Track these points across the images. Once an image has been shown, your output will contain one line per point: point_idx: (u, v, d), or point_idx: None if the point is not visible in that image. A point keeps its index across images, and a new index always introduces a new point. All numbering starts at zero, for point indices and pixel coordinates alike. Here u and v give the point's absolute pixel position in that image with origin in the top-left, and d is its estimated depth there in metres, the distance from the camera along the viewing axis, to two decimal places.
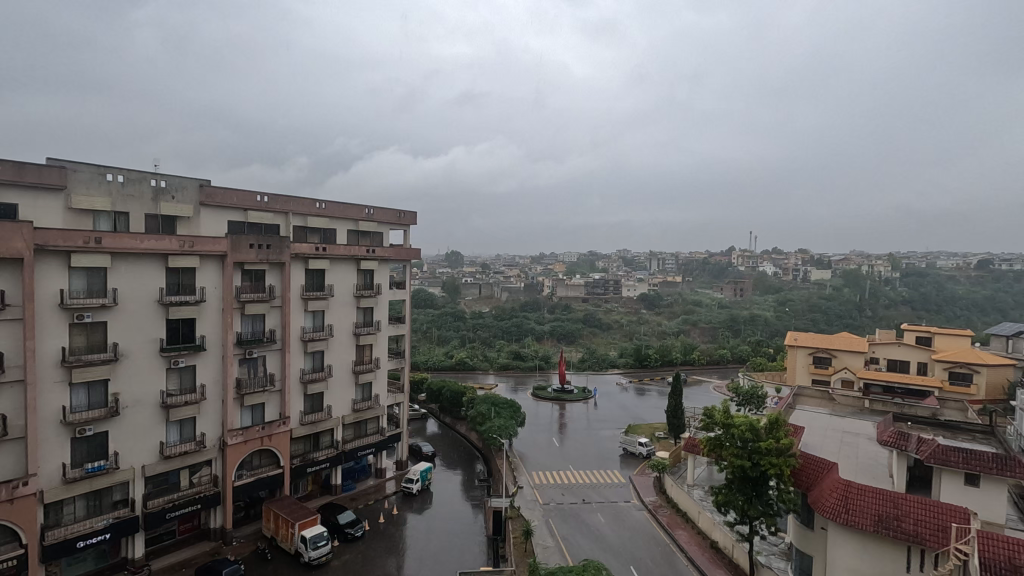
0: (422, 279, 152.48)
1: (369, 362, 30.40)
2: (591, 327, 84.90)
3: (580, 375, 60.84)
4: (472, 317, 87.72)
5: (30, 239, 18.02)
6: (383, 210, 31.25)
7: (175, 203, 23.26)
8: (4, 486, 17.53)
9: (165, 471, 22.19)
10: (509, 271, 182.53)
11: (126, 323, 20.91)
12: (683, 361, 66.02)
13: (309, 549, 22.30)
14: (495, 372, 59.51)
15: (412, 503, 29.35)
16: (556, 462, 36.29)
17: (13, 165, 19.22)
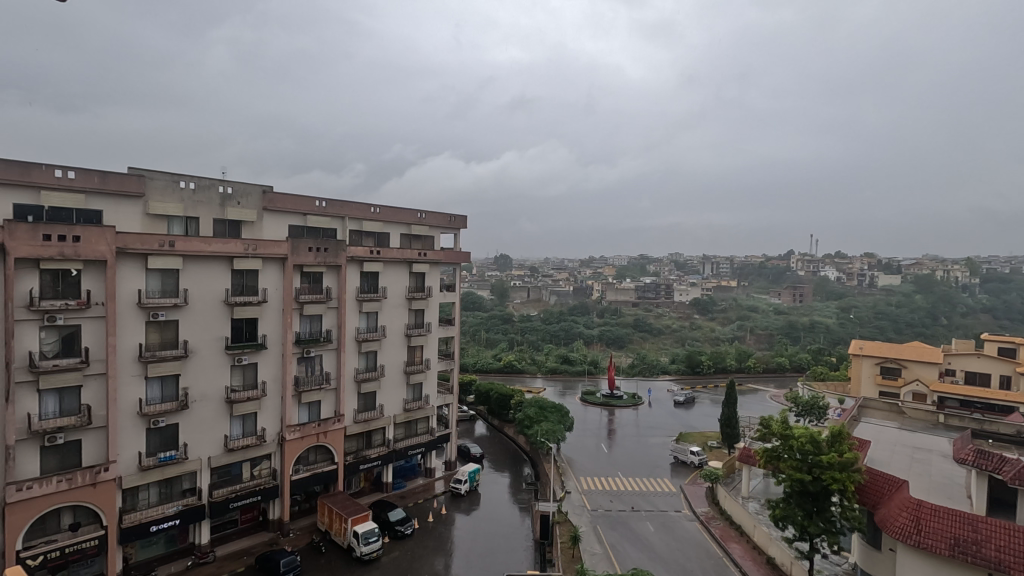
0: (469, 282, 154.41)
1: (420, 363, 31.34)
2: (641, 332, 83.84)
3: (630, 381, 60.18)
4: (521, 319, 88.30)
5: (111, 242, 19.59)
6: (434, 213, 32.22)
7: (240, 208, 24.76)
8: (88, 471, 19.24)
9: (229, 463, 23.59)
10: (558, 274, 182.70)
11: (195, 322, 22.41)
12: (737, 368, 64.07)
13: (360, 545, 23.12)
14: (543, 375, 59.66)
15: (460, 503, 29.88)
16: (605, 468, 36.03)
17: (97, 173, 20.83)
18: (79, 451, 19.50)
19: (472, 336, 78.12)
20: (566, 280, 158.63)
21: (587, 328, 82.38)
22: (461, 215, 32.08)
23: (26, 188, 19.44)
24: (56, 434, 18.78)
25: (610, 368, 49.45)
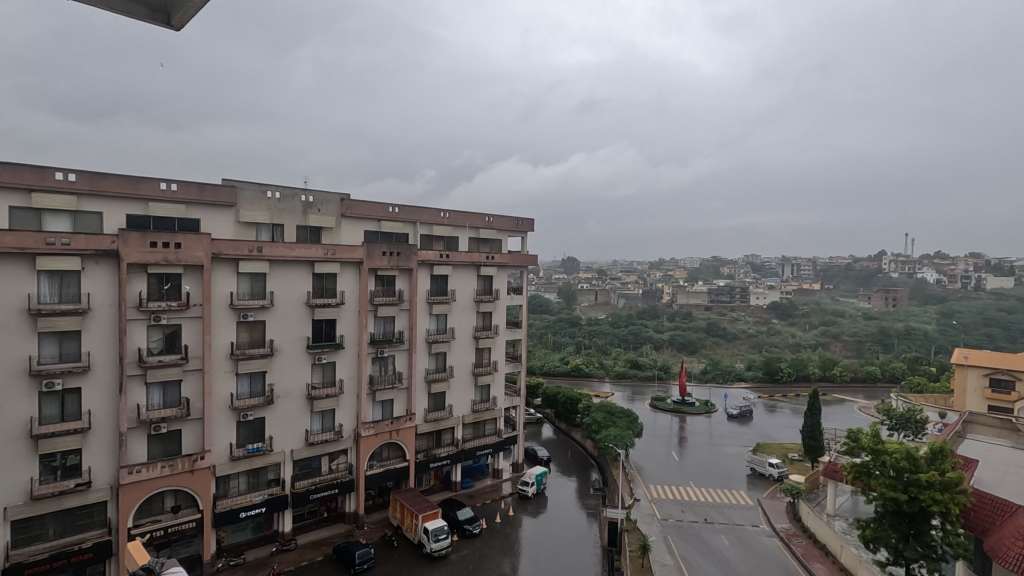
0: (537, 285, 154.62)
1: (488, 364, 31.52)
2: (715, 337, 80.35)
3: (703, 387, 57.73)
4: (588, 322, 87.01)
5: (207, 249, 21.03)
6: (502, 217, 32.33)
7: (321, 215, 25.82)
8: (187, 458, 20.74)
9: (309, 456, 24.68)
10: (626, 277, 179.04)
11: (280, 322, 23.61)
12: (821, 377, 59.87)
13: (431, 542, 23.43)
14: (611, 380, 58.35)
15: (527, 506, 29.61)
16: (677, 476, 34.61)
17: (196, 185, 22.35)
18: (180, 439, 21.10)
19: (539, 338, 77.81)
20: (635, 283, 155.26)
21: (657, 332, 79.86)
22: (529, 219, 31.99)
23: (136, 200, 21.06)
24: (160, 423, 20.45)
25: (682, 373, 47.62)
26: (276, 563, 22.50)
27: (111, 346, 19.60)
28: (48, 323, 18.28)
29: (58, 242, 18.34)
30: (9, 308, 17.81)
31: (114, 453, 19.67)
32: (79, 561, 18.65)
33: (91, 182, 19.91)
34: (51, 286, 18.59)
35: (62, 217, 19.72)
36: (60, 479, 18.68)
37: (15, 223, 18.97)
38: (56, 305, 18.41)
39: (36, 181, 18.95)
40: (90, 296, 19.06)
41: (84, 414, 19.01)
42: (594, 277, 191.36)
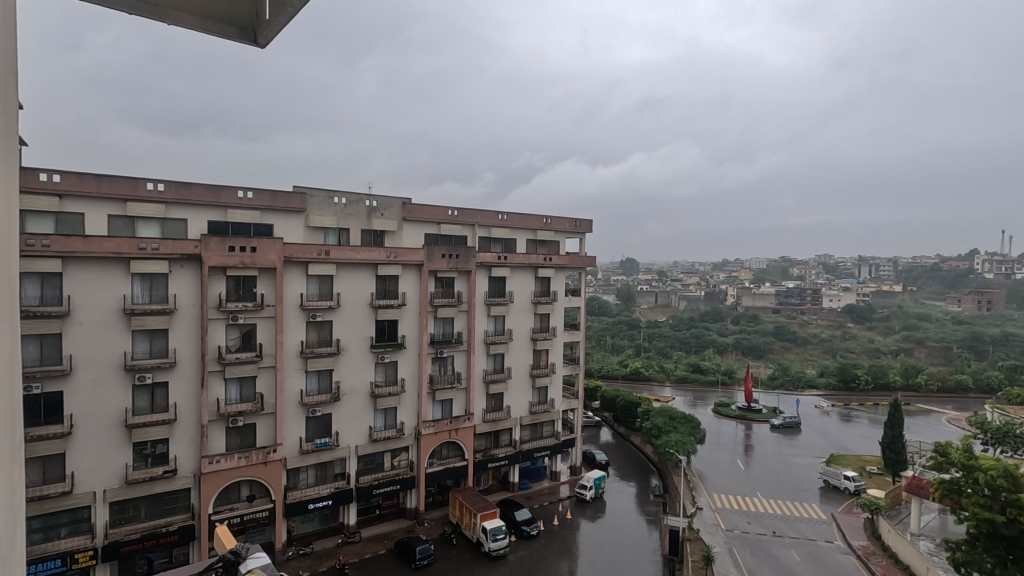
0: (594, 286, 152.92)
1: (546, 366, 31.41)
2: (784, 341, 76.43)
3: (771, 394, 55.03)
4: (647, 324, 84.78)
5: (280, 252, 22.14)
6: (560, 218, 32.15)
7: (384, 219, 26.49)
8: (261, 451, 21.83)
9: (373, 452, 25.41)
10: (688, 278, 173.57)
11: (346, 322, 24.48)
12: (903, 385, 55.63)
13: (489, 541, 23.51)
14: (672, 384, 56.46)
15: (585, 509, 29.16)
16: (742, 485, 33.08)
17: (270, 193, 23.43)
18: (255, 432, 22.26)
19: (598, 341, 76.54)
20: (697, 285, 150.26)
21: (720, 335, 76.71)
22: (587, 220, 31.64)
23: (216, 208, 22.28)
24: (237, 416, 21.65)
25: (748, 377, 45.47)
26: (341, 554, 23.24)
27: (194, 343, 20.95)
28: (140, 322, 19.74)
29: (149, 247, 19.77)
30: (106, 308, 19.35)
31: (196, 443, 21.00)
32: (167, 543, 20.03)
33: (177, 192, 21.24)
34: (143, 287, 20.04)
35: (152, 224, 21.14)
36: (151, 466, 20.19)
37: (112, 230, 20.50)
38: (146, 305, 19.83)
39: (130, 192, 20.47)
40: (176, 296, 20.44)
41: (171, 406, 20.42)
42: (653, 278, 186.52)
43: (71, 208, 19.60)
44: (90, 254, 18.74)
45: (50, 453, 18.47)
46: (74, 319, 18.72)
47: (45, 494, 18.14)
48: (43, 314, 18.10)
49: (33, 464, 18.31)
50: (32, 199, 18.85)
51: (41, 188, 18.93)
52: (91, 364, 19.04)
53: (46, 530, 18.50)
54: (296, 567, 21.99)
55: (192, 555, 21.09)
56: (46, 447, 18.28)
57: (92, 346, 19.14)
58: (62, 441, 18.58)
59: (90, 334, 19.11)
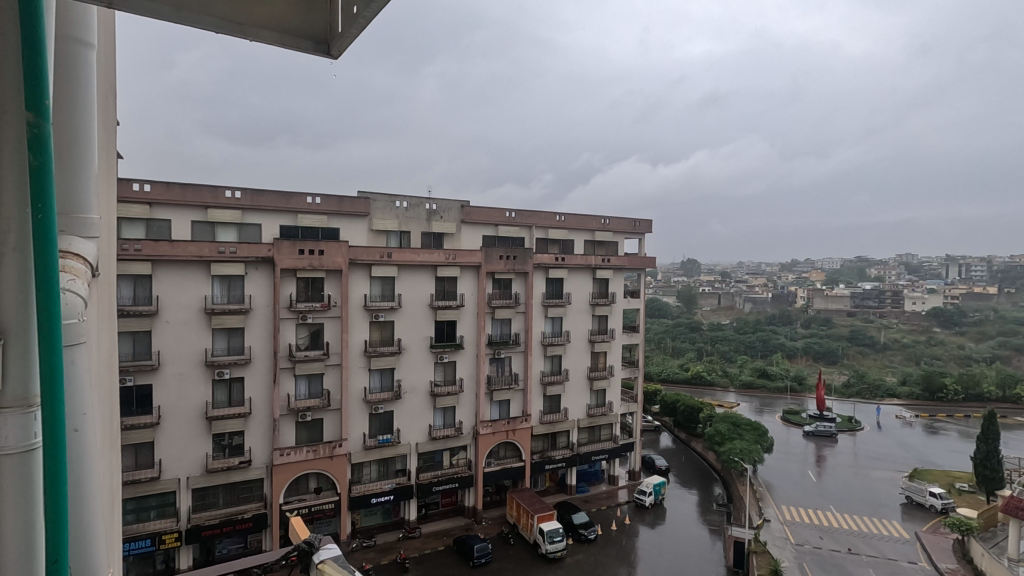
0: (653, 287, 149.19)
1: (604, 369, 30.78)
2: (861, 346, 71.44)
3: (846, 402, 51.58)
4: (710, 326, 81.33)
5: (345, 255, 22.74)
6: (619, 219, 31.43)
7: (443, 222, 26.73)
8: (328, 445, 22.48)
9: (432, 450, 25.67)
10: (753, 278, 165.92)
11: (407, 322, 24.90)
12: (999, 397, 50.71)
13: (546, 542, 23.13)
14: (737, 390, 53.85)
15: (645, 516, 28.27)
16: (812, 497, 31.02)
17: (337, 197, 24.13)
18: (322, 427, 22.98)
19: (658, 344, 74.15)
20: (763, 287, 143.53)
21: (789, 339, 72.60)
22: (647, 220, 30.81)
23: (287, 212, 23.17)
24: (306, 412, 22.41)
25: (820, 383, 42.71)
26: (402, 548, 23.60)
27: (267, 341, 21.88)
28: (218, 321, 20.80)
29: (227, 250, 20.77)
30: (189, 307, 20.53)
31: (269, 436, 21.92)
32: (242, 529, 20.95)
33: (252, 198, 22.28)
34: (221, 288, 21.09)
35: (230, 229, 22.21)
36: (227, 456, 21.22)
37: (194, 234, 21.73)
38: (224, 305, 20.87)
39: (210, 199, 21.61)
40: (251, 297, 21.42)
41: (246, 400, 21.44)
42: (716, 279, 179.56)
43: (159, 215, 20.95)
44: (175, 257, 19.95)
45: (141, 442, 19.81)
46: (161, 317, 19.98)
47: (136, 479, 19.42)
48: (135, 313, 19.40)
49: (126, 450, 19.69)
50: (125, 207, 20.28)
51: (134, 197, 20.35)
52: (176, 359, 20.28)
53: (137, 512, 19.82)
54: (360, 558, 22.53)
55: (265, 542, 22.00)
56: (138, 435, 19.64)
57: (177, 342, 20.38)
58: (151, 431, 19.88)
59: (175, 332, 20.35)
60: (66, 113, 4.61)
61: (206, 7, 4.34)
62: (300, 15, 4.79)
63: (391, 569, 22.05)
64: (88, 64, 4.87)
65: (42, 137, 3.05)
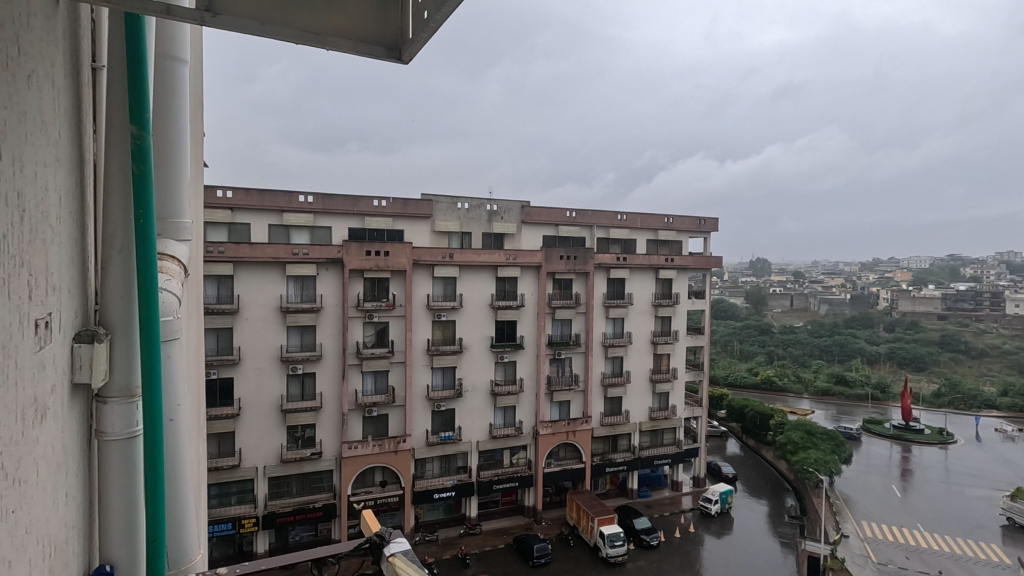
0: (720, 287, 143.95)
1: (667, 371, 30.05)
2: (954, 353, 65.77)
3: (935, 412, 47.66)
4: (781, 329, 77.46)
5: (409, 256, 23.42)
6: (683, 217, 30.58)
7: (504, 222, 26.98)
8: (393, 440, 23.24)
9: (493, 448, 25.98)
10: (830, 278, 156.61)
11: (468, 322, 25.35)
12: None
13: (606, 546, 22.79)
14: (811, 396, 50.94)
15: (710, 524, 27.32)
16: (897, 514, 28.89)
17: (402, 200, 24.90)
18: (387, 423, 23.81)
19: (724, 346, 71.26)
20: (841, 287, 135.12)
21: (871, 343, 67.86)
22: (712, 218, 29.83)
23: (355, 216, 24.16)
24: (372, 407, 23.29)
25: (905, 391, 39.69)
26: (463, 544, 24.01)
27: (337, 338, 22.93)
28: (293, 319, 21.99)
29: (300, 252, 21.93)
30: (266, 305, 21.82)
31: (338, 430, 22.95)
32: (314, 518, 22.06)
33: (324, 202, 23.43)
34: (295, 288, 22.24)
35: (303, 231, 23.44)
36: (300, 448, 22.42)
37: (271, 237, 23.06)
38: (298, 304, 22.01)
39: (286, 204, 22.92)
40: (322, 296, 22.50)
41: (318, 395, 22.55)
42: (787, 279, 170.93)
43: (240, 219, 22.40)
44: (254, 258, 21.27)
45: (225, 431, 21.31)
46: (242, 315, 21.38)
47: (220, 466, 20.91)
48: (219, 311, 20.85)
49: (211, 439, 21.25)
50: (211, 212, 21.83)
51: (218, 203, 21.85)
52: (255, 355, 21.65)
53: (221, 496, 21.35)
54: (423, 551, 23.09)
55: (334, 532, 22.99)
56: (221, 425, 21.13)
57: (255, 339, 21.74)
58: (233, 421, 21.34)
59: (254, 329, 21.71)
60: (164, 124, 5.12)
61: (286, 19, 3.74)
62: (372, 22, 4.11)
63: (452, 563, 22.51)
64: (181, 79, 5.36)
65: (144, 147, 3.64)
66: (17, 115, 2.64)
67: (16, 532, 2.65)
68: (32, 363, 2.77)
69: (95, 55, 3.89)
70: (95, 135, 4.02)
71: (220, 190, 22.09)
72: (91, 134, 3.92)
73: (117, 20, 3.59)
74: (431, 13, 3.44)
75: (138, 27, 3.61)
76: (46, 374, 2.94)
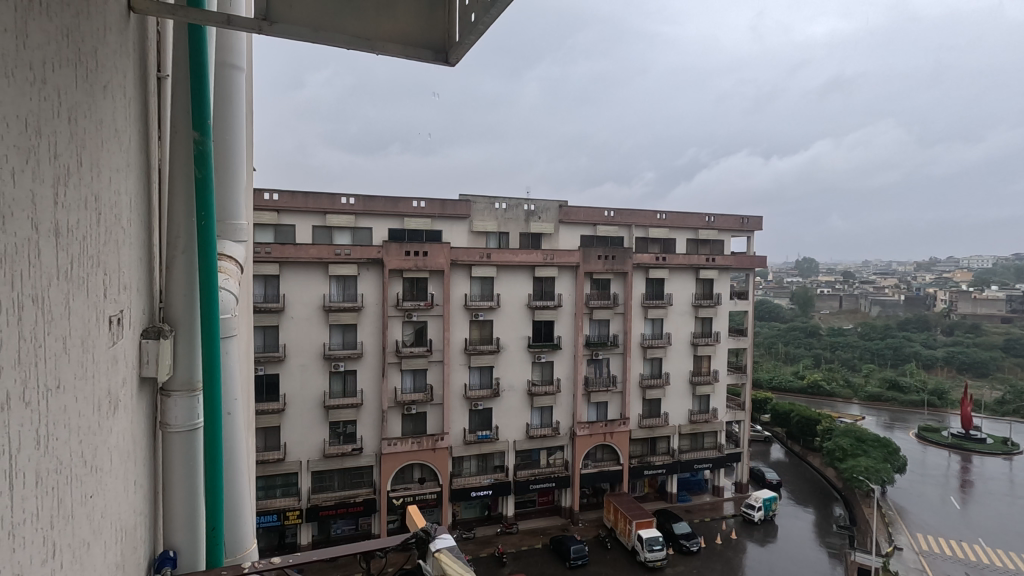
0: (764, 287, 139.95)
1: (708, 373, 29.43)
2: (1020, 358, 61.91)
3: (999, 421, 44.98)
4: (829, 331, 74.64)
5: (447, 256, 23.72)
6: (725, 216, 29.86)
7: (541, 222, 26.97)
8: (431, 437, 23.59)
9: (530, 448, 26.03)
10: (882, 279, 149.99)
11: (506, 322, 25.49)
12: None
13: (645, 550, 22.47)
14: (862, 402, 48.82)
15: (753, 531, 26.59)
16: (956, 527, 27.41)
17: (440, 201, 25.22)
18: (426, 420, 24.19)
19: (769, 348, 69.01)
20: (895, 288, 129.17)
21: (927, 347, 64.58)
22: (755, 217, 29.06)
23: (395, 217, 24.62)
24: (411, 405, 23.70)
25: (964, 397, 37.57)
26: (500, 543, 24.16)
27: (377, 337, 23.45)
28: (335, 317, 22.60)
29: (342, 253, 22.51)
30: (311, 304, 22.52)
31: (378, 426, 23.46)
32: (355, 512, 22.61)
33: (365, 204, 23.97)
34: (338, 287, 22.84)
35: (345, 232, 24.05)
36: (342, 443, 23.01)
37: (315, 238, 23.77)
38: (340, 303, 22.61)
39: (329, 206, 23.58)
40: (364, 296, 23.03)
41: (359, 391, 23.11)
42: (837, 279, 164.31)
43: (286, 221, 23.15)
44: (299, 259, 21.99)
45: (271, 426, 22.06)
46: (287, 314, 22.13)
47: (266, 459, 21.68)
48: (267, 309, 21.64)
49: (258, 433, 22.04)
50: (259, 214, 22.65)
51: (265, 205, 22.66)
52: (300, 352, 22.39)
53: (267, 489, 22.11)
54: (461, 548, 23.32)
55: (374, 526, 23.48)
56: (267, 420, 21.89)
57: (300, 337, 22.48)
58: (278, 416, 22.09)
59: (299, 327, 22.41)
60: (222, 128, 5.37)
61: (340, 25, 3.61)
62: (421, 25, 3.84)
63: (489, 562, 22.66)
64: (237, 85, 5.65)
65: (205, 152, 3.84)
66: (95, 124, 2.82)
67: (93, 516, 2.85)
68: (106, 358, 2.98)
69: (162, 64, 4.14)
70: (161, 141, 4.27)
71: (267, 193, 22.95)
72: (156, 141, 4.12)
73: (182, 33, 3.81)
74: (481, 16, 3.27)
75: (201, 35, 3.75)
76: (118, 368, 3.15)
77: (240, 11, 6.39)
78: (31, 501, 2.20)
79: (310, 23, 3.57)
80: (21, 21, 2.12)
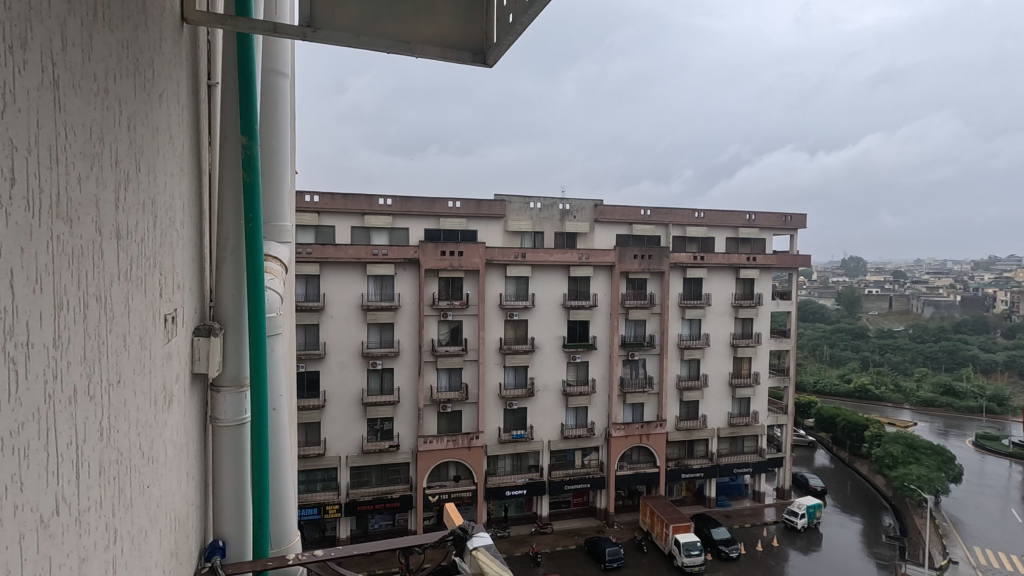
0: (808, 287, 135.85)
1: (748, 376, 28.64)
2: None
3: None
4: (878, 332, 71.60)
5: (482, 256, 23.82)
6: (766, 214, 28.99)
7: (576, 221, 26.76)
8: (466, 436, 23.76)
9: (564, 449, 25.90)
10: (935, 279, 143.17)
11: (541, 322, 25.44)
12: None
13: (682, 555, 21.99)
14: (913, 407, 46.63)
15: (795, 539, 25.73)
16: (1017, 541, 25.85)
17: (475, 202, 25.35)
18: (461, 419, 24.38)
19: (812, 350, 66.69)
20: (950, 288, 123.08)
21: (986, 351, 61.20)
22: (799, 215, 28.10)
23: (430, 217, 24.90)
24: (447, 403, 23.92)
25: None
26: (535, 542, 24.12)
27: (413, 335, 23.75)
28: (372, 316, 23.01)
29: (379, 253, 22.92)
30: (349, 303, 23.00)
31: (414, 424, 23.77)
32: (391, 508, 22.97)
33: (402, 205, 24.31)
34: (375, 287, 23.23)
35: (382, 233, 24.45)
36: (379, 440, 23.44)
37: (354, 239, 24.25)
38: (377, 302, 23.01)
39: (367, 207, 24.02)
40: (400, 295, 23.36)
41: (395, 389, 23.47)
42: (887, 278, 157.46)
43: (326, 222, 23.69)
44: (338, 259, 22.48)
45: (311, 422, 22.66)
46: (327, 313, 22.66)
47: (307, 454, 22.29)
48: (307, 308, 22.22)
49: (299, 428, 22.68)
50: (300, 216, 23.25)
51: (306, 207, 23.24)
52: (339, 350, 22.90)
53: (308, 483, 22.75)
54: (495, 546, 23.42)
55: (410, 522, 23.83)
56: (308, 415, 22.49)
57: (339, 335, 22.98)
58: (318, 412, 22.67)
59: (337, 326, 22.91)
60: (268, 132, 5.50)
61: (379, 28, 3.63)
62: (460, 26, 3.82)
63: (524, 561, 22.66)
64: (282, 90, 5.78)
65: (252, 156, 3.94)
66: (152, 130, 2.93)
67: (150, 506, 2.97)
68: (161, 354, 3.10)
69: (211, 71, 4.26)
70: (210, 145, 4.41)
71: (308, 195, 23.55)
72: (208, 144, 4.26)
73: (231, 40, 3.91)
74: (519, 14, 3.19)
75: (248, 43, 3.86)
76: (172, 364, 3.27)
77: (286, 18, 6.54)
78: (94, 491, 2.29)
79: (351, 28, 3.59)
80: (86, 34, 2.18)
